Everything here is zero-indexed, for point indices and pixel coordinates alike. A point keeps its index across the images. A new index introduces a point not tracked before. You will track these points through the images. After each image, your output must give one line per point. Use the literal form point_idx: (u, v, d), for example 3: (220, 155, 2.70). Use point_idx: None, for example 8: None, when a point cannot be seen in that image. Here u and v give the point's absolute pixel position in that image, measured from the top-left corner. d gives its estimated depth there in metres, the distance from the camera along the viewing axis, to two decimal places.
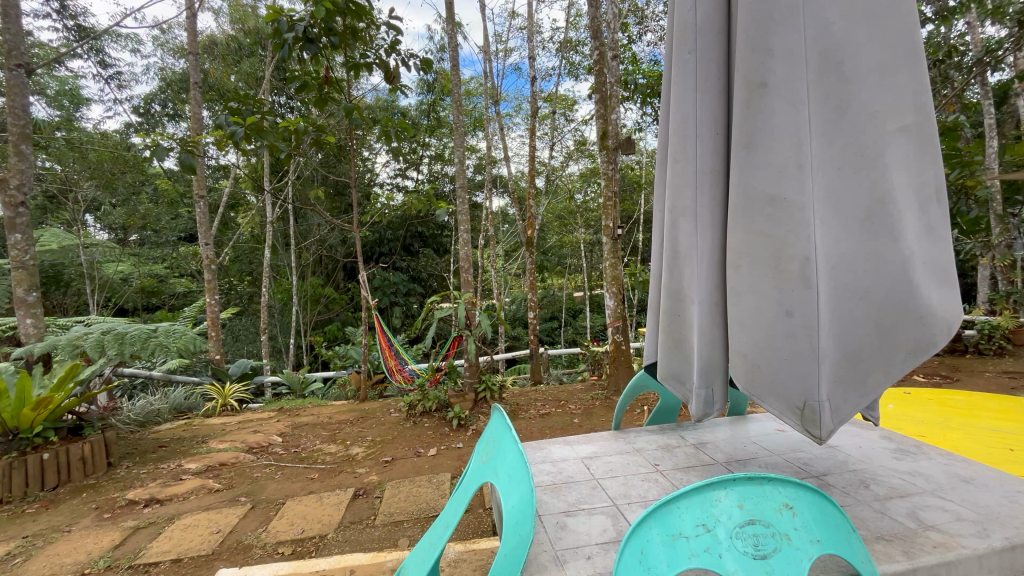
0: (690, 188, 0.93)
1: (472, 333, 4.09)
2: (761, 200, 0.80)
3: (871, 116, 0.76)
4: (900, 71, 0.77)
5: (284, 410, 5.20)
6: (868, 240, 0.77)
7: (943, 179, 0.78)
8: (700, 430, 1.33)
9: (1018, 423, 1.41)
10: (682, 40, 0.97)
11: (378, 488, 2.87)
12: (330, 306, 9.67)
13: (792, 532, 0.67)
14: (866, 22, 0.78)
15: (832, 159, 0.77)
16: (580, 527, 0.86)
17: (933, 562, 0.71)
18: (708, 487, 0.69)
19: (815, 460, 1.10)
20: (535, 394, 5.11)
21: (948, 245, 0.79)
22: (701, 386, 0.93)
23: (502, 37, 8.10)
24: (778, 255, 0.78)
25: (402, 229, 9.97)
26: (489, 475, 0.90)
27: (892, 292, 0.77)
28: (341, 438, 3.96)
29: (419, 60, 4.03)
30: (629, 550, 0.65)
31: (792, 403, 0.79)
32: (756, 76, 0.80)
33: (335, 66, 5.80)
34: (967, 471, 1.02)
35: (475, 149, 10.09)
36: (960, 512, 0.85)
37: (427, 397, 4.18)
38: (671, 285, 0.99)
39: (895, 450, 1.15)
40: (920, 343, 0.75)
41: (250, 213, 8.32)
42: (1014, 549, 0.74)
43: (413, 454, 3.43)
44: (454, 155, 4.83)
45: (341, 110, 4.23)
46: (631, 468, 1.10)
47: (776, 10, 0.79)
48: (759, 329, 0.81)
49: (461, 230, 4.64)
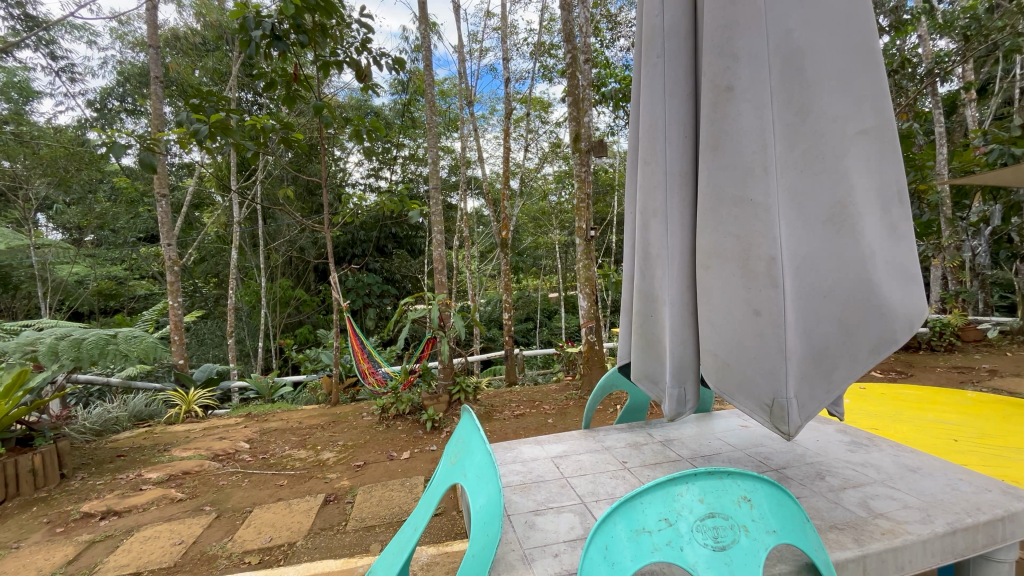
0: (660, 190, 0.95)
1: (446, 334, 4.06)
2: (728, 202, 0.83)
3: (832, 121, 0.79)
4: (861, 75, 0.79)
5: (251, 416, 5.05)
6: (831, 240, 0.79)
7: (906, 180, 0.80)
8: (668, 427, 1.36)
9: (961, 415, 1.50)
10: (650, 45, 1.00)
11: (349, 493, 2.83)
12: (301, 309, 9.47)
13: (749, 523, 0.70)
14: (827, 29, 0.81)
15: (794, 161, 0.80)
16: (548, 525, 0.86)
17: (881, 549, 0.75)
18: (671, 483, 0.70)
19: (775, 454, 1.14)
20: (510, 395, 5.12)
21: (911, 244, 0.81)
22: (673, 385, 0.95)
23: (477, 37, 8.12)
24: (746, 254, 0.81)
25: (375, 229, 9.84)
26: (457, 476, 0.90)
27: (855, 291, 0.79)
28: (311, 443, 3.87)
29: (391, 60, 3.98)
30: (594, 546, 0.67)
31: (761, 400, 0.81)
32: (722, 80, 0.83)
33: (306, 65, 5.70)
34: (914, 461, 1.07)
35: (450, 150, 10.06)
36: (907, 500, 0.89)
37: (400, 400, 4.15)
38: (644, 287, 1.01)
39: (850, 442, 1.20)
40: (883, 340, 0.78)
41: (216, 213, 8.08)
42: (954, 533, 0.79)
43: (386, 457, 3.39)
44: (429, 155, 4.78)
45: (311, 109, 4.11)
46: (600, 466, 1.11)
47: (738, 17, 0.82)
48: (729, 328, 0.84)
49: (435, 231, 4.60)
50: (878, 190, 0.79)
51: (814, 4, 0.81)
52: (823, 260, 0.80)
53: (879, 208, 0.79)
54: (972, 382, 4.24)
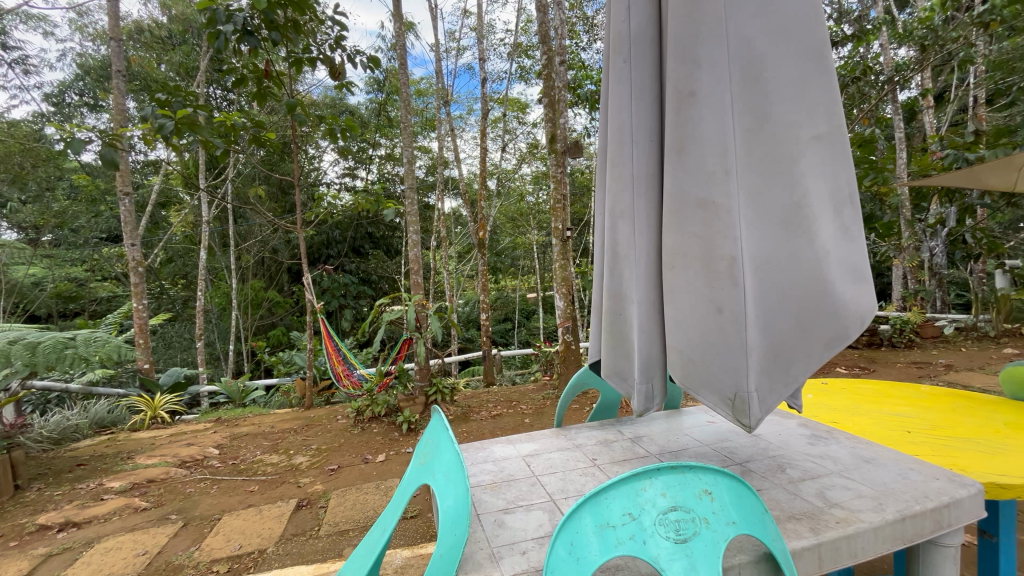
0: (627, 192, 0.97)
1: (422, 336, 4.02)
2: (692, 204, 0.85)
3: (789, 126, 0.82)
4: (816, 82, 0.82)
5: (221, 421, 4.91)
6: (787, 241, 0.82)
7: (855, 184, 0.84)
8: (637, 424, 1.38)
9: (914, 407, 1.57)
10: (617, 50, 1.01)
11: (322, 497, 2.78)
12: (274, 311, 9.26)
13: (710, 515, 0.72)
14: (783, 39, 0.83)
15: (754, 165, 0.82)
16: (517, 522, 0.87)
17: (836, 537, 0.78)
18: (636, 478, 0.72)
19: (739, 448, 1.18)
20: (487, 395, 5.13)
21: (862, 245, 0.84)
22: (641, 381, 0.97)
23: (454, 37, 8.12)
24: (709, 254, 0.83)
25: (351, 229, 9.71)
26: (426, 476, 0.90)
27: (811, 288, 0.82)
28: (283, 448, 3.79)
29: (366, 58, 3.93)
30: (559, 542, 0.68)
31: (724, 394, 0.83)
32: (686, 86, 0.85)
33: (277, 60, 5.58)
34: (870, 453, 1.12)
35: (427, 149, 10.01)
36: (861, 490, 0.93)
37: (376, 403, 4.10)
38: (613, 286, 1.03)
39: (810, 436, 1.24)
40: (836, 336, 0.80)
41: (184, 212, 7.83)
42: (903, 520, 0.83)
43: (361, 460, 3.35)
44: (405, 155, 4.73)
45: (283, 106, 4.01)
46: (570, 463, 1.13)
47: (702, 24, 0.84)
48: (694, 325, 0.86)
49: (411, 231, 4.56)
50: (831, 194, 0.82)
51: (770, 14, 0.84)
52: (781, 259, 0.83)
53: (832, 211, 0.82)
54: (929, 377, 4.44)
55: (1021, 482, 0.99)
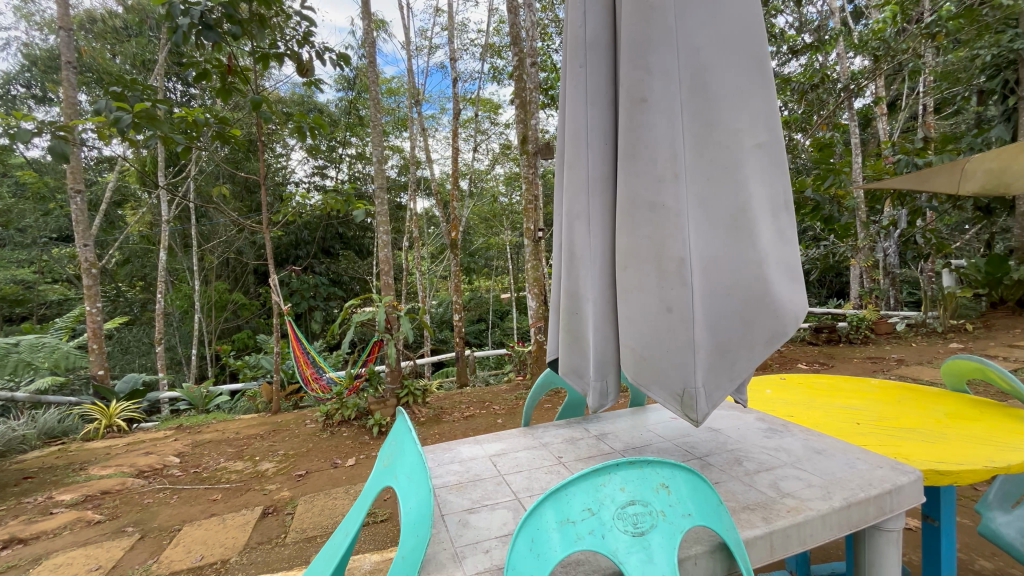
0: (583, 194, 0.99)
1: (393, 338, 3.98)
2: (644, 207, 0.87)
3: (733, 133, 0.85)
4: (758, 93, 0.86)
5: (182, 428, 4.73)
6: (732, 242, 0.86)
7: (791, 191, 0.88)
8: (602, 422, 1.40)
9: (864, 400, 1.65)
10: (574, 55, 1.03)
11: (289, 504, 2.71)
12: (239, 313, 8.99)
13: (667, 508, 0.74)
14: (728, 49, 0.87)
15: (701, 170, 0.86)
16: (481, 522, 0.87)
17: (787, 525, 0.81)
18: (597, 474, 0.73)
19: (699, 443, 1.21)
20: (460, 396, 5.12)
21: (799, 248, 0.88)
22: (597, 378, 0.99)
23: (426, 35, 8.10)
24: (659, 255, 0.86)
25: (320, 229, 9.53)
26: (390, 478, 0.89)
27: (753, 288, 0.85)
28: (249, 454, 3.68)
29: (335, 54, 3.86)
30: (522, 539, 0.69)
31: (673, 391, 0.86)
32: (638, 93, 0.88)
33: (242, 55, 5.44)
34: (821, 444, 1.17)
35: (399, 149, 9.93)
36: (811, 479, 0.98)
37: (346, 406, 4.04)
38: (570, 286, 1.04)
39: (767, 429, 1.29)
40: (775, 334, 0.84)
41: (142, 211, 7.51)
42: (848, 506, 0.87)
43: (330, 465, 3.28)
44: (375, 153, 4.65)
45: (248, 102, 3.89)
46: (536, 461, 1.14)
47: (652, 33, 0.87)
48: (645, 324, 0.88)
49: (381, 231, 4.50)
50: (771, 199, 0.86)
51: (715, 26, 0.87)
52: (726, 261, 0.86)
53: (772, 216, 0.86)
54: (882, 371, 4.67)
55: (957, 468, 1.05)
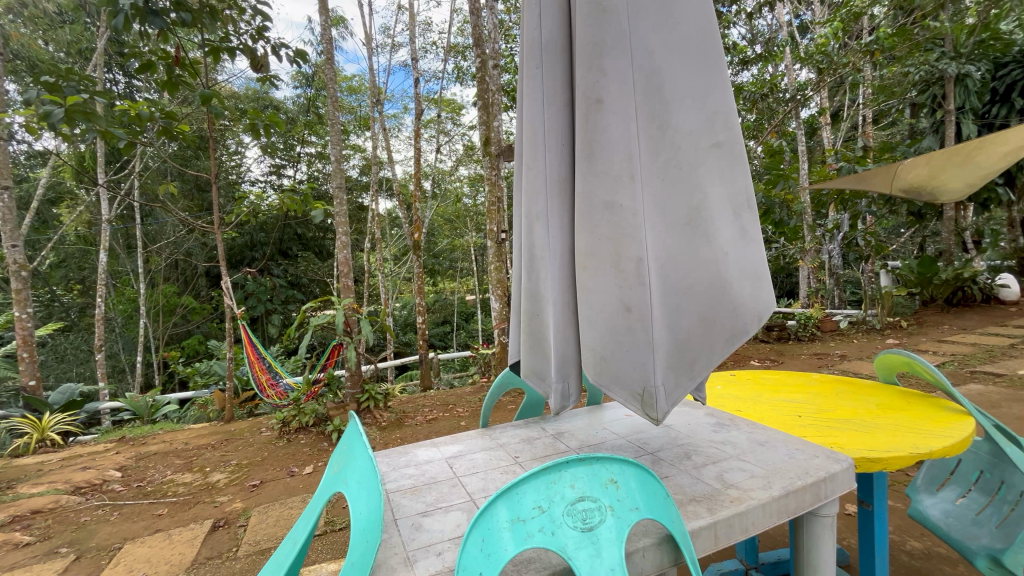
0: (542, 196, 1.01)
1: (353, 341, 3.89)
2: (601, 207, 0.90)
3: (688, 135, 0.88)
4: (712, 94, 0.89)
5: (125, 440, 4.46)
6: (689, 241, 0.88)
7: (751, 191, 0.90)
8: (560, 421, 1.43)
9: (806, 393, 1.74)
10: (530, 57, 1.04)
11: (242, 516, 2.60)
12: (189, 317, 8.55)
13: (615, 503, 0.76)
14: (681, 53, 0.90)
15: (657, 170, 0.88)
16: (435, 525, 0.87)
17: (729, 515, 0.85)
18: (548, 472, 0.74)
19: (652, 439, 1.25)
20: (423, 399, 5.06)
21: (761, 246, 0.90)
22: (558, 380, 1.00)
23: (389, 33, 8.04)
24: (618, 255, 0.88)
25: (277, 230, 9.22)
26: (340, 483, 0.88)
27: (710, 286, 0.88)
28: (198, 466, 3.51)
29: (292, 51, 3.74)
30: (472, 539, 0.69)
31: (633, 390, 0.89)
32: (593, 94, 0.90)
33: (190, 46, 5.19)
34: (764, 436, 1.23)
35: (360, 148, 9.77)
36: (754, 470, 1.02)
37: (303, 412, 3.92)
38: (530, 287, 1.05)
39: (715, 423, 1.35)
40: (735, 331, 0.87)
41: (78, 209, 7.04)
42: (787, 495, 0.92)
43: (286, 474, 3.17)
44: (335, 152, 4.54)
45: (197, 96, 3.69)
46: (492, 462, 1.14)
47: (607, 37, 0.90)
48: (605, 324, 0.91)
49: (340, 232, 4.38)
50: (730, 198, 0.88)
51: (668, 30, 0.90)
52: (682, 259, 0.89)
53: (731, 214, 0.88)
54: (827, 366, 4.93)
55: (886, 455, 1.13)
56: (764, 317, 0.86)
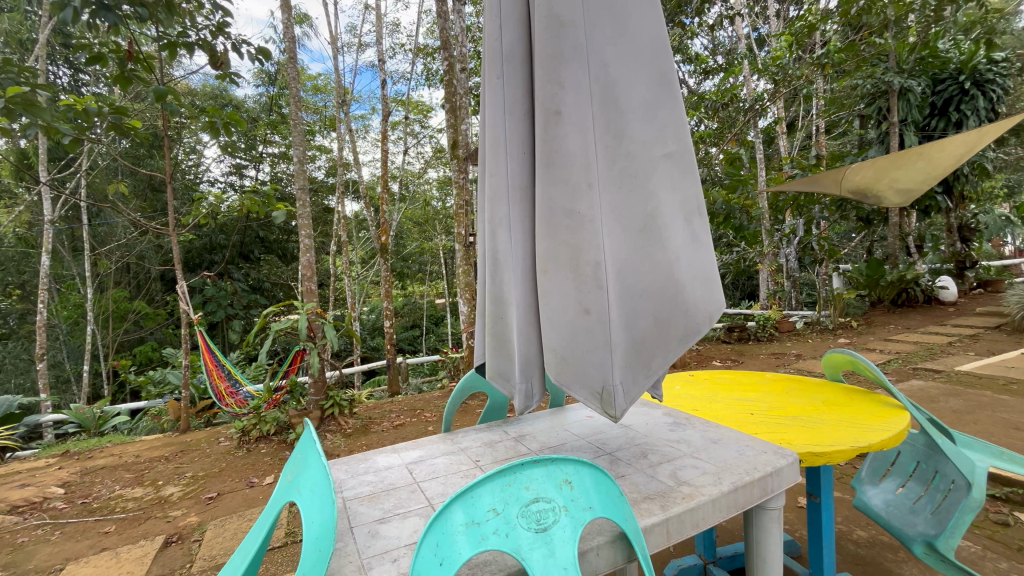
0: (504, 201, 1.02)
1: (316, 346, 3.80)
2: (560, 214, 0.91)
3: (643, 144, 0.91)
4: (664, 105, 0.92)
5: (70, 454, 4.21)
6: (644, 245, 0.91)
7: (701, 198, 0.93)
8: (522, 423, 1.44)
9: (758, 392, 1.81)
10: (491, 66, 1.06)
11: (196, 530, 2.50)
12: (142, 323, 8.15)
13: (569, 503, 0.77)
14: (635, 65, 0.93)
15: (613, 178, 0.91)
16: (391, 532, 0.86)
17: (681, 511, 0.88)
18: (504, 474, 0.75)
19: (610, 439, 1.28)
20: (391, 405, 4.98)
21: (711, 251, 0.93)
22: (521, 380, 1.00)
23: (355, 33, 7.93)
24: (576, 259, 0.90)
25: (237, 232, 8.94)
26: (293, 493, 0.86)
27: (664, 289, 0.91)
28: (150, 479, 3.34)
29: (255, 48, 3.63)
30: (428, 544, 0.68)
31: (592, 389, 0.90)
32: (551, 105, 0.92)
33: (144, 41, 4.97)
34: (717, 434, 1.27)
35: (326, 149, 9.57)
36: (705, 467, 1.06)
37: (264, 420, 3.80)
38: (494, 290, 1.06)
39: (672, 423, 1.39)
40: (688, 331, 0.89)
41: (18, 209, 6.60)
42: (736, 490, 0.96)
43: (245, 485, 3.07)
44: (299, 153, 4.42)
45: (151, 92, 3.52)
46: (453, 466, 1.14)
47: (564, 49, 0.92)
48: (565, 326, 0.92)
49: (304, 235, 4.26)
50: (682, 205, 0.91)
51: (623, 42, 0.93)
52: (638, 263, 0.91)
53: (683, 219, 0.91)
54: (783, 365, 5.14)
55: (830, 449, 1.19)
56: (714, 318, 0.88)
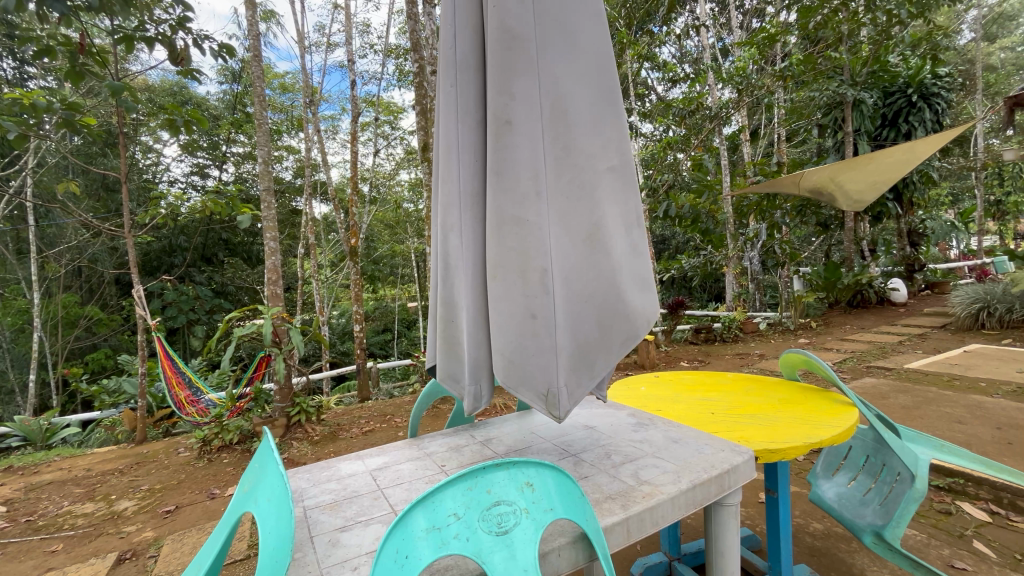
0: (456, 208, 1.03)
1: (282, 351, 3.71)
2: (510, 222, 0.92)
3: (589, 158, 0.94)
4: (609, 122, 0.96)
5: (13, 470, 3.96)
6: (589, 254, 0.94)
7: (640, 211, 0.98)
8: (490, 427, 1.44)
9: (719, 392, 1.87)
10: (445, 74, 1.07)
11: (152, 546, 2.39)
12: (94, 330, 7.74)
13: (531, 505, 0.78)
14: (582, 80, 0.96)
15: (561, 189, 0.93)
16: (352, 540, 0.85)
17: (641, 510, 0.90)
18: (466, 478, 0.75)
19: (575, 441, 1.29)
20: (361, 411, 4.89)
21: (648, 259, 0.99)
22: (471, 383, 1.01)
23: (324, 32, 7.79)
24: (525, 266, 0.92)
25: (199, 234, 8.63)
26: (250, 504, 0.84)
27: (606, 296, 0.94)
28: (102, 494, 3.18)
29: (218, 45, 3.52)
30: (389, 550, 0.68)
31: (538, 391, 0.92)
32: (502, 115, 0.93)
33: (97, 33, 4.74)
34: (679, 434, 1.31)
35: (294, 150, 9.36)
36: (666, 466, 1.09)
37: (227, 429, 3.68)
38: (446, 295, 1.08)
39: (636, 423, 1.42)
40: (629, 336, 0.94)
41: None
42: (693, 488, 0.99)
43: (205, 497, 2.95)
44: (264, 154, 4.30)
45: (106, 89, 3.36)
46: (418, 472, 1.13)
47: (515, 61, 0.94)
48: (511, 330, 0.93)
49: (269, 237, 4.13)
50: (623, 216, 0.96)
51: (572, 58, 0.97)
52: (583, 272, 0.94)
53: (624, 230, 0.95)
54: (747, 365, 5.32)
55: (784, 445, 1.24)
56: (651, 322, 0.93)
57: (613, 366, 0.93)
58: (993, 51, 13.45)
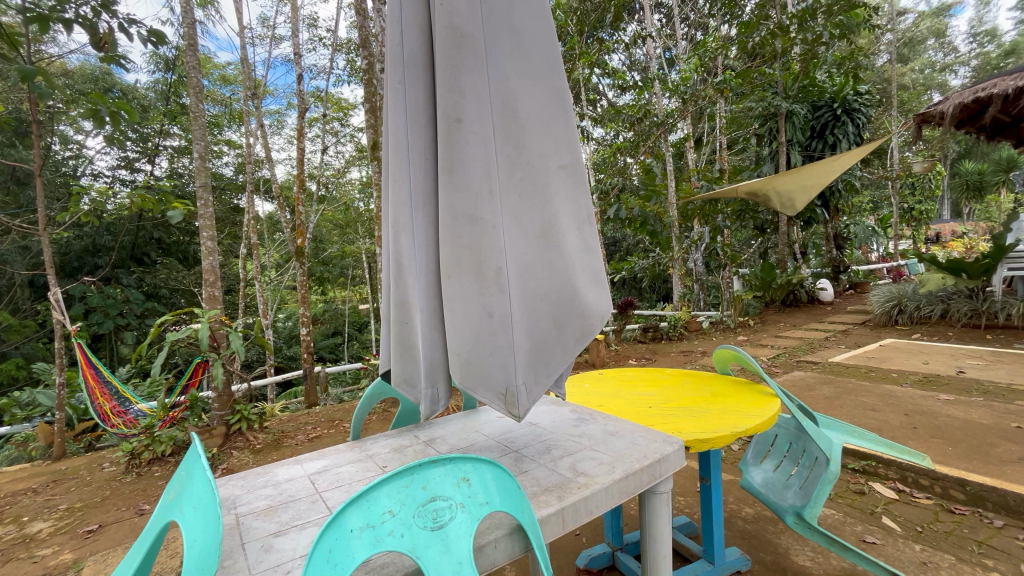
0: (407, 207, 1.03)
1: (219, 357, 3.51)
2: (463, 220, 0.95)
3: (541, 157, 0.97)
4: (557, 121, 0.99)
5: None
6: (542, 251, 0.97)
7: (591, 209, 1.02)
8: (434, 427, 1.45)
9: (657, 387, 1.96)
10: (394, 71, 1.07)
11: (71, 569, 2.22)
12: (3, 337, 7.02)
13: (467, 500, 0.80)
14: (532, 79, 0.98)
15: (513, 187, 0.95)
16: (286, 544, 0.84)
17: (575, 501, 0.94)
18: (400, 475, 0.75)
19: (518, 437, 1.33)
20: (307, 417, 4.72)
21: (600, 256, 1.03)
22: (427, 385, 1.02)
23: (268, 23, 7.47)
24: (479, 263, 0.94)
25: (127, 232, 8.04)
26: (176, 512, 0.81)
27: (561, 294, 0.97)
28: (12, 516, 2.91)
29: (149, 31, 3.29)
30: (320, 550, 0.67)
31: (496, 390, 0.94)
32: (452, 113, 0.96)
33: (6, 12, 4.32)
34: (617, 427, 1.36)
35: (235, 145, 8.92)
36: (602, 458, 1.14)
37: (158, 441, 3.45)
38: (399, 295, 1.07)
39: (576, 419, 1.47)
40: (583, 331, 0.97)
41: None
42: (626, 477, 1.04)
43: (133, 513, 2.76)
44: (200, 147, 4.05)
45: (16, 72, 3.05)
46: (359, 474, 1.13)
47: (464, 60, 0.96)
48: (468, 329, 0.96)
49: (206, 237, 3.91)
50: (576, 214, 0.99)
51: (519, 58, 0.98)
52: (538, 270, 0.96)
53: (576, 228, 0.99)
54: (690, 362, 5.59)
55: (713, 435, 1.32)
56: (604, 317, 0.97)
57: (569, 363, 0.97)
58: (907, 72, 14.79)
